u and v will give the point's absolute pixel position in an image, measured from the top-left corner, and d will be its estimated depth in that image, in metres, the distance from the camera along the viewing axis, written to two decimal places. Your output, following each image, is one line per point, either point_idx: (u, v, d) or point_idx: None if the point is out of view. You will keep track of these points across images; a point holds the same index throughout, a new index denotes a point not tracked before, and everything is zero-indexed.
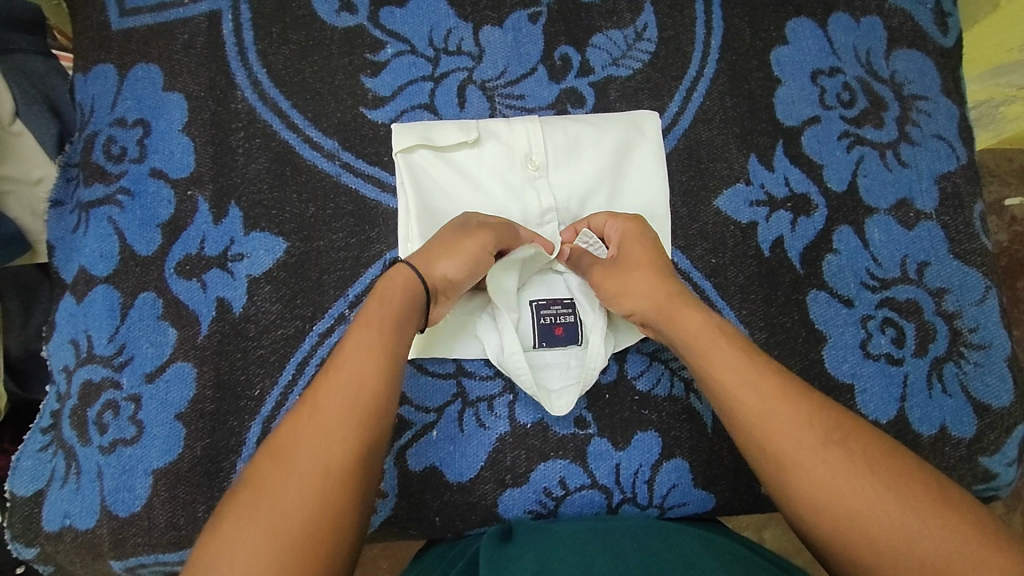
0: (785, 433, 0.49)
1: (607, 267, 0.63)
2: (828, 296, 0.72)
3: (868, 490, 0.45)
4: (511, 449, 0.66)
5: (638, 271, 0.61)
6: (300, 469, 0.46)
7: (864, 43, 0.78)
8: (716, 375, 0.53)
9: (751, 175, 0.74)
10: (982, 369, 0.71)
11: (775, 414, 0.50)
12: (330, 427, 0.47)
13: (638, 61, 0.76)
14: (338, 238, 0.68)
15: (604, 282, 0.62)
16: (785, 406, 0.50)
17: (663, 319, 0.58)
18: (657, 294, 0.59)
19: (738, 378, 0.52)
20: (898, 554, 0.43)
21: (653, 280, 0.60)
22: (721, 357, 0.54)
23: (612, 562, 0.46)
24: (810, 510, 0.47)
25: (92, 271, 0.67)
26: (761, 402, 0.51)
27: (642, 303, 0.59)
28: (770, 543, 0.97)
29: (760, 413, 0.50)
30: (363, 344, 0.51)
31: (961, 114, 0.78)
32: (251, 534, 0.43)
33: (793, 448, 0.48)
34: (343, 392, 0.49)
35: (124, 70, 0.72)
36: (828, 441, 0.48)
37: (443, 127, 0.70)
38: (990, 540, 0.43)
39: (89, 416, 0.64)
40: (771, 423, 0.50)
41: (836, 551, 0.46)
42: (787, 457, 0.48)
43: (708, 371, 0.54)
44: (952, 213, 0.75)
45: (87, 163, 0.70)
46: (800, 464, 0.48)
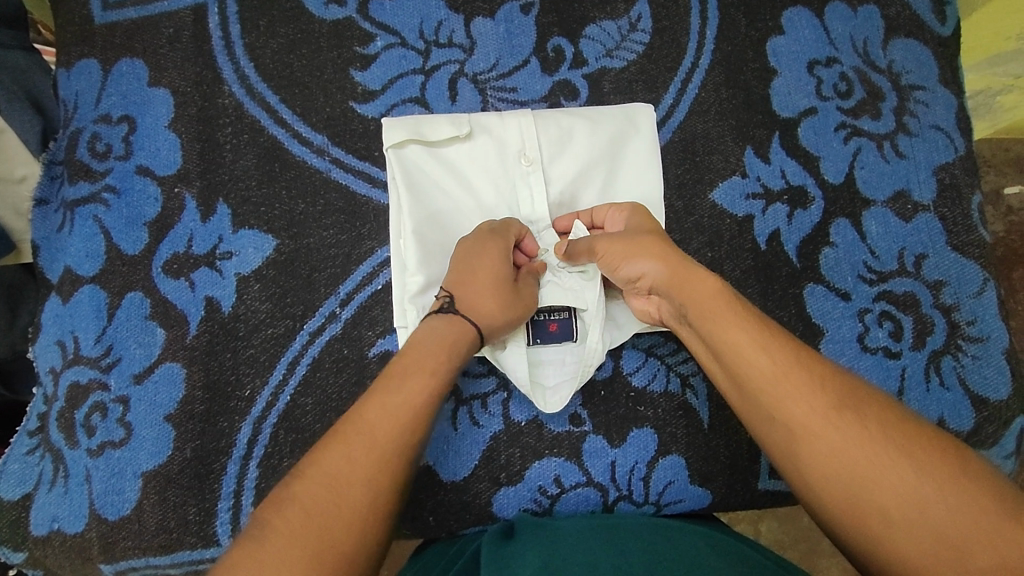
0: (798, 397, 0.48)
1: (613, 235, 0.61)
2: (825, 290, 0.71)
3: (880, 456, 0.44)
4: (505, 447, 0.65)
5: (645, 239, 0.59)
6: (349, 498, 0.45)
7: (861, 33, 0.77)
8: (726, 339, 0.52)
9: (747, 168, 0.73)
10: (980, 362, 0.71)
11: (787, 378, 0.49)
12: (380, 457, 0.47)
13: (633, 52, 0.75)
14: (329, 235, 0.67)
15: (609, 250, 0.60)
16: (796, 373, 0.49)
17: (673, 285, 0.56)
18: (666, 258, 0.57)
19: (749, 345, 0.51)
20: (911, 522, 0.42)
21: (662, 245, 0.58)
22: (731, 322, 0.52)
23: (618, 565, 0.45)
24: (823, 478, 0.45)
25: (78, 271, 0.66)
26: (773, 366, 0.49)
27: (652, 268, 0.57)
28: (766, 536, 0.97)
29: (771, 377, 0.49)
30: (416, 382, 0.52)
31: (959, 104, 0.78)
32: (288, 551, 0.42)
33: (806, 415, 0.47)
34: (393, 425, 0.49)
35: (107, 65, 0.70)
36: (840, 408, 0.47)
37: (434, 121, 0.68)
38: (1009, 507, 0.41)
39: (76, 418, 0.63)
40: (781, 391, 0.48)
41: (844, 522, 0.44)
42: (799, 426, 0.47)
43: (718, 337, 0.52)
44: (950, 205, 0.74)
45: (72, 161, 0.69)
46: (813, 432, 0.46)
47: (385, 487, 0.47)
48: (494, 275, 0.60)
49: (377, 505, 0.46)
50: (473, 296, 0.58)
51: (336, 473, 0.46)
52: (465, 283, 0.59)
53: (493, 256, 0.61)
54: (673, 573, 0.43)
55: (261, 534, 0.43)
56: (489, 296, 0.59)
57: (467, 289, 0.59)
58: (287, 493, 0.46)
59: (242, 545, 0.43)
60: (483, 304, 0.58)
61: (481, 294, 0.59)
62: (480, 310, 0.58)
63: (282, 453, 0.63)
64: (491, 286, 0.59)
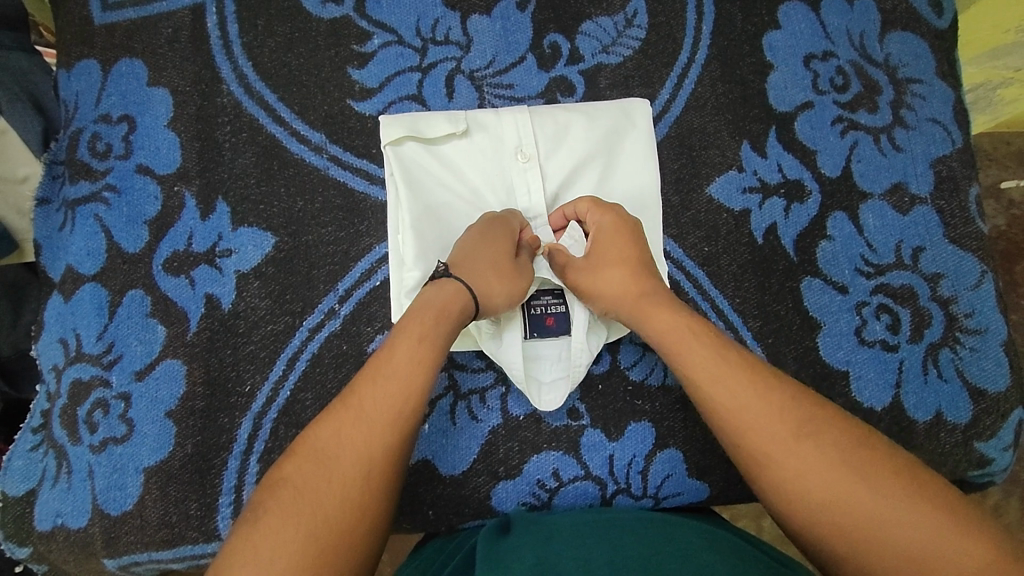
0: (760, 427, 0.49)
1: (577, 262, 0.62)
2: (822, 283, 0.71)
3: (842, 480, 0.46)
4: (504, 441, 0.66)
5: (614, 267, 0.61)
6: (339, 474, 0.46)
7: (857, 26, 0.77)
8: (690, 371, 0.54)
9: (744, 162, 0.73)
10: (978, 354, 0.71)
11: (749, 407, 0.50)
12: (376, 433, 0.48)
13: (629, 47, 0.75)
14: (327, 232, 0.68)
15: (575, 279, 0.62)
16: (760, 401, 0.50)
17: (637, 315, 0.59)
18: (631, 288, 0.60)
19: (711, 375, 0.53)
20: (871, 546, 0.43)
21: (631, 275, 0.60)
22: (696, 353, 0.54)
23: (614, 564, 0.45)
24: (790, 503, 0.47)
25: (80, 269, 0.67)
26: (734, 397, 0.51)
27: (614, 300, 0.60)
28: (767, 531, 0.97)
29: (734, 408, 0.51)
30: (407, 353, 0.52)
31: (956, 97, 0.78)
32: (291, 532, 0.43)
33: (770, 443, 0.49)
34: (385, 400, 0.49)
35: (107, 65, 0.71)
36: (800, 434, 0.48)
37: (430, 118, 0.69)
38: (961, 525, 0.43)
39: (79, 415, 0.63)
40: (745, 418, 0.50)
41: (813, 544, 0.46)
42: (764, 453, 0.49)
43: (685, 365, 0.54)
44: (948, 197, 0.74)
45: (72, 161, 0.69)
46: (777, 459, 0.48)
47: (377, 459, 0.48)
48: (495, 254, 0.60)
49: (367, 482, 0.47)
50: (478, 271, 0.59)
51: (333, 456, 0.47)
52: (473, 258, 0.59)
53: (502, 238, 0.61)
54: (667, 568, 0.43)
55: (253, 517, 0.45)
56: (494, 274, 0.59)
57: (471, 266, 0.59)
58: (276, 480, 0.47)
59: (238, 531, 0.45)
60: (486, 278, 0.58)
61: (487, 271, 0.59)
62: (483, 286, 0.58)
63: (282, 448, 0.63)
64: (497, 264, 0.60)
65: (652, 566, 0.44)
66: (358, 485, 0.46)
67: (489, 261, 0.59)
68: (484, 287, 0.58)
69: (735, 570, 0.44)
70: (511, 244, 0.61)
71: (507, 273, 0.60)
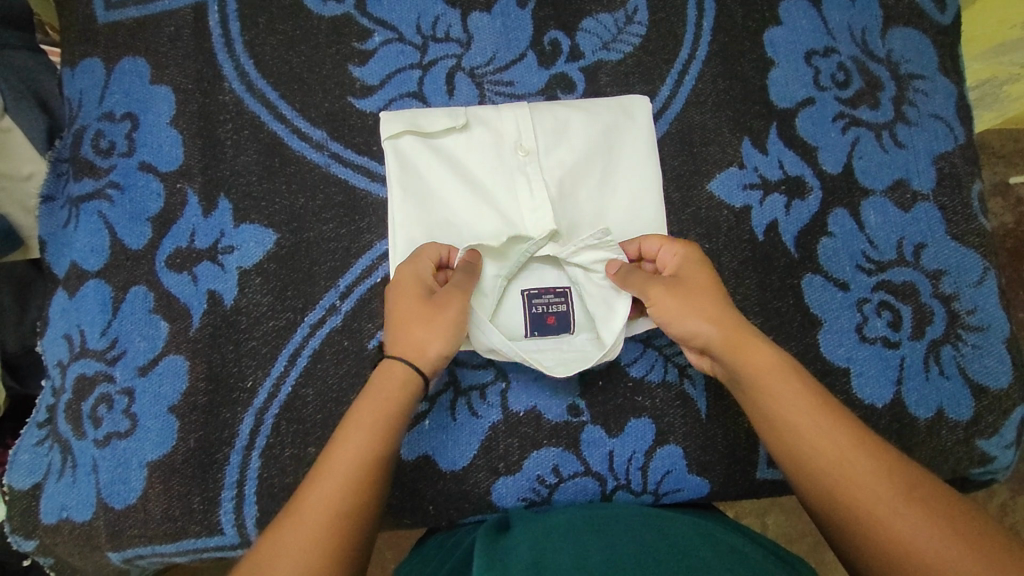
0: (836, 450, 0.49)
1: (667, 284, 0.58)
2: (823, 280, 0.71)
3: (916, 512, 0.45)
4: (504, 437, 0.66)
5: (702, 296, 0.57)
6: (306, 515, 0.47)
7: (859, 22, 0.77)
8: (768, 389, 0.53)
9: (745, 159, 0.73)
10: (980, 351, 0.70)
11: (826, 432, 0.50)
12: (343, 486, 0.49)
13: (629, 44, 0.75)
14: (328, 229, 0.68)
15: (664, 301, 0.58)
16: (833, 423, 0.50)
17: (730, 350, 0.55)
18: (722, 320, 0.56)
19: (790, 396, 0.52)
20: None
21: (718, 308, 0.57)
22: (774, 375, 0.54)
23: (608, 562, 0.44)
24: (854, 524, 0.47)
25: (84, 266, 0.67)
26: (812, 420, 0.51)
27: (705, 324, 0.56)
28: (771, 529, 0.97)
29: (810, 429, 0.51)
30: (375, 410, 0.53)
31: (959, 92, 0.77)
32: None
33: (843, 463, 0.48)
34: (357, 447, 0.51)
35: (111, 63, 0.71)
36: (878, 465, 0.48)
37: (431, 114, 0.69)
38: None
39: (84, 409, 0.64)
40: (814, 439, 0.50)
41: (871, 566, 0.45)
42: (832, 471, 0.48)
43: (756, 385, 0.54)
44: (950, 194, 0.74)
45: (77, 158, 0.70)
46: (845, 479, 0.48)
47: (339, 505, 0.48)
48: (415, 312, 0.58)
49: (334, 528, 0.47)
50: (402, 334, 0.57)
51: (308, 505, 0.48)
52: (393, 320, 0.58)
53: (413, 288, 0.59)
54: (662, 564, 0.44)
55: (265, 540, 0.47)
56: (420, 324, 0.57)
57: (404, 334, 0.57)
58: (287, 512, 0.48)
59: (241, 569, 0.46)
60: (416, 336, 0.57)
61: (414, 324, 0.57)
62: (413, 343, 0.57)
63: (284, 443, 0.64)
64: (416, 314, 0.58)
65: (646, 562, 0.44)
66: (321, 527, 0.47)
67: (409, 314, 0.58)
68: (412, 343, 0.57)
69: (733, 568, 0.44)
70: (424, 287, 0.59)
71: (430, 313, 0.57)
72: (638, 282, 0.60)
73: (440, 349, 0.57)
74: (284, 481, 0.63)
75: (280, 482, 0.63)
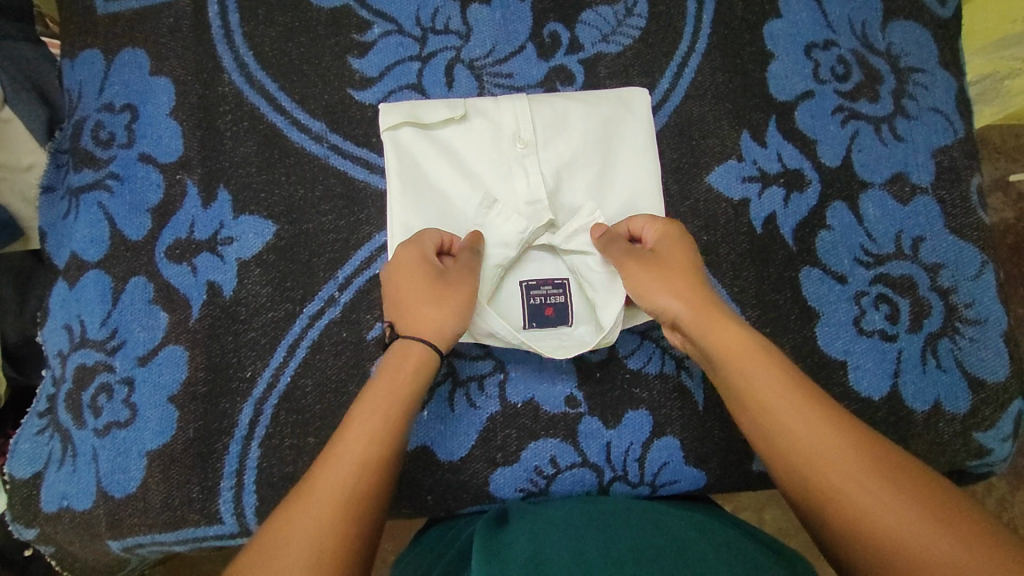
0: (806, 432, 0.48)
1: (642, 258, 0.60)
2: (821, 273, 0.71)
3: (880, 494, 0.44)
4: (502, 428, 0.66)
5: (676, 277, 0.58)
6: (317, 508, 0.46)
7: (859, 15, 0.77)
8: (740, 369, 0.53)
9: (743, 151, 0.73)
10: (977, 344, 0.71)
11: (796, 413, 0.50)
12: (362, 463, 0.49)
13: (629, 36, 0.75)
14: (327, 220, 0.68)
15: (638, 274, 0.59)
16: (802, 403, 0.50)
17: (702, 330, 0.55)
18: (693, 299, 0.57)
19: (760, 379, 0.52)
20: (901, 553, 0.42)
21: (692, 288, 0.57)
22: (743, 355, 0.53)
23: (607, 556, 0.44)
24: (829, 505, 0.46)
25: (84, 256, 0.67)
26: (782, 400, 0.50)
27: (674, 306, 0.57)
28: (769, 523, 0.97)
29: (780, 410, 0.50)
30: (385, 388, 0.53)
31: (959, 86, 0.77)
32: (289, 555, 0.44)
33: (811, 443, 0.48)
34: (366, 437, 0.50)
35: (111, 54, 0.71)
36: (845, 443, 0.47)
37: (429, 105, 0.69)
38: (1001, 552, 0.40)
39: (84, 399, 0.64)
40: (790, 419, 0.50)
41: (842, 547, 0.45)
42: (800, 450, 0.48)
43: (729, 365, 0.54)
44: (949, 187, 0.74)
45: (77, 149, 0.70)
46: (818, 458, 0.47)
47: (350, 498, 0.47)
48: (425, 289, 0.58)
49: (346, 519, 0.46)
50: (408, 312, 0.57)
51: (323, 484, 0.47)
52: (399, 303, 0.58)
53: (420, 267, 0.60)
54: (659, 559, 0.44)
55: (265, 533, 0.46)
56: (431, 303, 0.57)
57: (410, 313, 0.57)
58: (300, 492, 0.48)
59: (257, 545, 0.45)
60: (424, 311, 0.57)
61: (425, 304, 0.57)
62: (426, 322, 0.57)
63: (283, 433, 0.64)
64: (425, 293, 0.58)
65: (645, 557, 0.44)
66: (332, 518, 0.46)
67: (416, 293, 0.58)
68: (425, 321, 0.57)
69: (730, 564, 0.44)
70: (429, 267, 0.60)
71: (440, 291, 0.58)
72: (616, 256, 0.61)
73: (452, 326, 0.57)
74: (283, 471, 0.63)
75: (279, 472, 0.63)
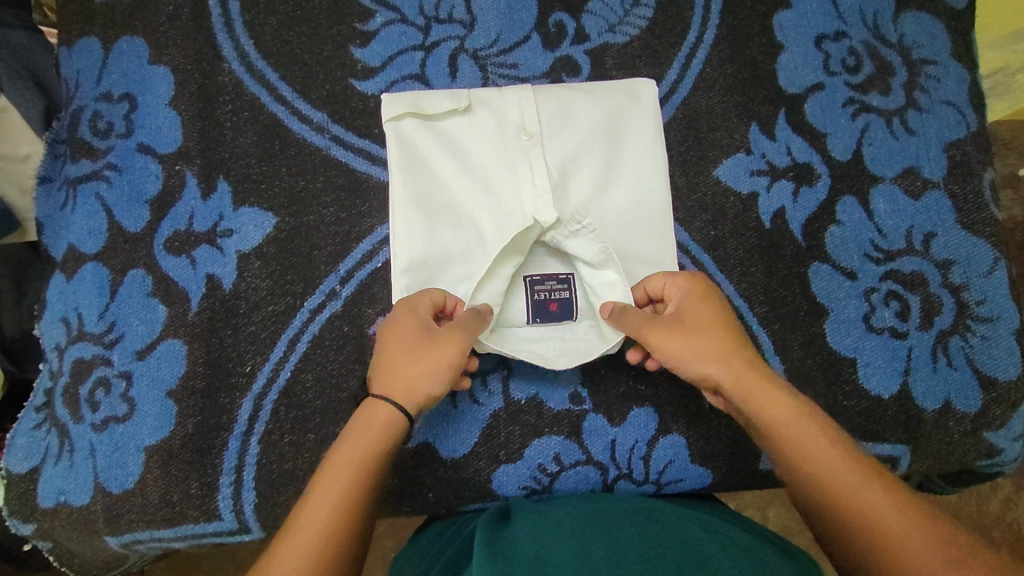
0: (843, 483, 0.48)
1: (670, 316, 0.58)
2: (830, 269, 0.70)
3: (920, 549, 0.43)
4: (505, 425, 0.65)
5: (707, 333, 0.57)
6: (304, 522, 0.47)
7: (871, 6, 0.75)
8: (775, 418, 0.53)
9: (752, 145, 0.72)
10: (989, 342, 0.69)
11: (834, 465, 0.49)
12: (360, 463, 0.50)
13: (636, 27, 0.73)
14: (328, 213, 0.67)
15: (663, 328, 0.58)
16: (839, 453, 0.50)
17: (743, 394, 0.54)
18: (728, 353, 0.56)
19: (796, 427, 0.52)
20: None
21: (723, 343, 0.57)
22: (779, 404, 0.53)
23: (612, 557, 0.43)
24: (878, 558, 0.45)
25: (81, 248, 0.66)
26: (820, 450, 0.50)
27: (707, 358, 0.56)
28: (774, 521, 0.97)
29: (818, 460, 0.50)
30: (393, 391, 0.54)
31: (972, 79, 0.76)
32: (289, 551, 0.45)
33: (849, 495, 0.47)
34: (367, 443, 0.51)
35: (109, 43, 0.70)
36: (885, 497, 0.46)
37: (432, 96, 0.68)
38: None
39: (81, 393, 0.63)
40: (829, 476, 0.49)
41: None
42: (838, 501, 0.48)
43: (764, 413, 0.53)
44: (961, 182, 0.73)
45: (74, 139, 0.69)
46: (866, 516, 0.46)
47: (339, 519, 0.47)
48: (406, 347, 0.56)
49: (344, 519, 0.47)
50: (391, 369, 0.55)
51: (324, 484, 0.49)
52: (381, 358, 0.57)
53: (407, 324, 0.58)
54: (667, 559, 0.43)
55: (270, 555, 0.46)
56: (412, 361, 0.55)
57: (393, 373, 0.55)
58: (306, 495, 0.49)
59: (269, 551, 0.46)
60: (404, 372, 0.55)
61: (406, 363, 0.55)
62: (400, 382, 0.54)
63: (283, 428, 0.63)
64: (407, 349, 0.56)
65: (652, 557, 0.43)
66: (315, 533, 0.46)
67: (400, 348, 0.56)
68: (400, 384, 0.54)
69: (739, 565, 0.43)
70: (417, 324, 0.58)
71: (422, 348, 0.56)
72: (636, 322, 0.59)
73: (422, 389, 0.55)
74: (282, 467, 0.63)
75: (279, 468, 0.63)
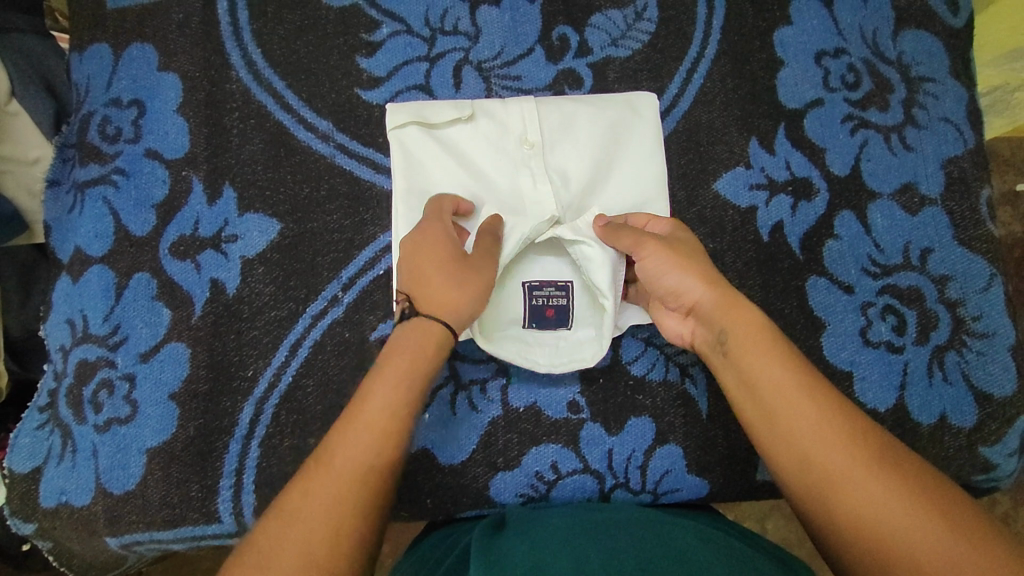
0: (790, 401, 0.51)
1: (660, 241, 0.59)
2: (827, 282, 0.71)
3: (850, 465, 0.47)
4: (503, 432, 0.66)
5: (691, 257, 0.59)
6: (321, 505, 0.47)
7: (870, 23, 0.76)
8: (735, 335, 0.55)
9: (751, 159, 0.73)
10: (984, 358, 0.70)
11: (778, 378, 0.52)
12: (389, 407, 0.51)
13: (638, 41, 0.74)
14: (332, 220, 0.68)
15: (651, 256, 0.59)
16: (784, 369, 0.52)
17: (720, 315, 0.56)
18: (713, 284, 0.57)
19: (755, 350, 0.53)
20: (907, 564, 0.43)
21: (708, 269, 0.58)
22: (743, 321, 0.55)
23: (609, 564, 0.44)
24: (841, 515, 0.46)
25: (88, 251, 0.67)
26: (767, 369, 0.52)
27: (695, 283, 0.57)
28: (770, 533, 0.97)
29: (766, 373, 0.52)
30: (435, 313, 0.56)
31: (970, 97, 0.76)
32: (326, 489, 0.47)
33: (794, 421, 0.50)
34: (393, 383, 0.52)
35: (119, 49, 0.71)
36: (829, 419, 0.49)
37: (435, 105, 0.69)
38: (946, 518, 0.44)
39: (85, 394, 0.64)
40: (778, 391, 0.51)
41: (821, 512, 0.48)
42: (782, 417, 0.51)
43: (737, 341, 0.54)
44: (959, 199, 0.73)
45: (83, 144, 0.70)
46: (796, 433, 0.50)
47: (362, 489, 0.48)
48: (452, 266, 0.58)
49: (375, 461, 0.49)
50: (436, 289, 0.56)
51: (358, 425, 0.50)
52: (421, 284, 0.57)
53: (443, 245, 0.59)
54: (664, 568, 0.43)
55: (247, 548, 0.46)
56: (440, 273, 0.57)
57: (437, 289, 0.57)
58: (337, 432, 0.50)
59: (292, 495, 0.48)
60: (447, 293, 0.56)
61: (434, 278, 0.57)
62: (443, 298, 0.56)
63: (283, 433, 0.64)
64: (451, 272, 0.57)
65: (648, 567, 0.43)
66: (335, 530, 0.46)
67: (439, 269, 0.57)
68: (444, 300, 0.56)
69: None
70: (455, 248, 0.59)
71: (470, 273, 0.58)
72: (631, 236, 0.60)
73: (475, 308, 0.58)
74: (282, 471, 0.63)
75: (279, 472, 0.63)
